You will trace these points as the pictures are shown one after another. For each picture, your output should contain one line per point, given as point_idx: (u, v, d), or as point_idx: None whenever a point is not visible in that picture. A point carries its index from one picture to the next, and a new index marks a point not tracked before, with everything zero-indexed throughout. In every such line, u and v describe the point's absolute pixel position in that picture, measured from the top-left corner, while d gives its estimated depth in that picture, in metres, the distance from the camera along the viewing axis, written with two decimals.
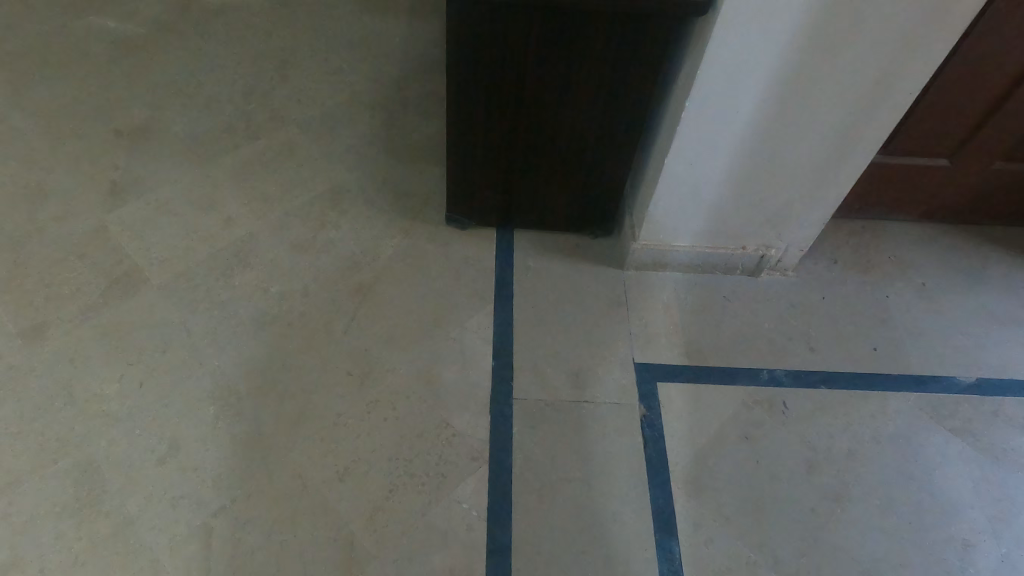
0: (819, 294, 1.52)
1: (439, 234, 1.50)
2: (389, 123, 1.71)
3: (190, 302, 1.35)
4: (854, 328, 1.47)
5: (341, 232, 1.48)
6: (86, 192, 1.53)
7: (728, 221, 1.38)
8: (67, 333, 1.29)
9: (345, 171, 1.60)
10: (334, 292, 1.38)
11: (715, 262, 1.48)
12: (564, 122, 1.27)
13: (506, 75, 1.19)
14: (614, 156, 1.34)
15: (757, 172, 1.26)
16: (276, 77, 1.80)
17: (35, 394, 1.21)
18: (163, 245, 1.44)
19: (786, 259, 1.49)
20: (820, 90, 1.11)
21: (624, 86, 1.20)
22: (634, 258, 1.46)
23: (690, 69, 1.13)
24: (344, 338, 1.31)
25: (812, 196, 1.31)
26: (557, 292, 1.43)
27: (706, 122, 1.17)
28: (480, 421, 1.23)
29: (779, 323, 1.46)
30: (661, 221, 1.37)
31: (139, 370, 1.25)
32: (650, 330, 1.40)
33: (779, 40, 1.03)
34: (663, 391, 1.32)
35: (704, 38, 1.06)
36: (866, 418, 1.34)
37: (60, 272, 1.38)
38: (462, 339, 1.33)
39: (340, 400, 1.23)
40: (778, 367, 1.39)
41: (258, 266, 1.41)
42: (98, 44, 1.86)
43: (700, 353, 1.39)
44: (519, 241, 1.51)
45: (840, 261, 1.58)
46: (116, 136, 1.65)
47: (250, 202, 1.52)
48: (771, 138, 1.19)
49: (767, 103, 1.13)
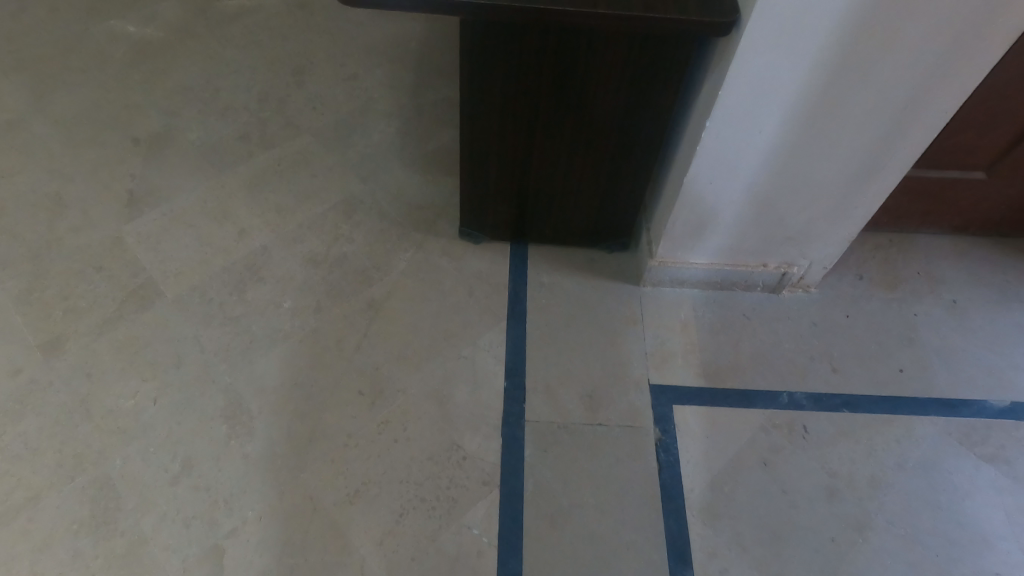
0: (843, 312, 1.47)
1: (452, 248, 1.48)
2: (403, 131, 1.69)
3: (204, 316, 1.35)
4: (879, 347, 1.42)
5: (354, 245, 1.47)
6: (103, 202, 1.54)
7: (749, 239, 1.34)
8: (85, 346, 1.31)
9: (358, 181, 1.58)
10: (346, 307, 1.37)
11: (735, 279, 1.44)
12: (581, 137, 1.24)
13: (520, 92, 1.16)
14: (632, 171, 1.30)
15: (782, 190, 1.22)
16: (292, 84, 1.80)
17: (54, 408, 1.23)
18: (178, 257, 1.44)
19: (809, 276, 1.44)
20: (849, 108, 1.06)
21: (642, 102, 1.16)
22: (651, 275, 1.43)
23: (711, 87, 1.08)
24: (356, 355, 1.31)
25: (837, 214, 1.26)
26: (572, 309, 1.41)
27: (727, 143, 1.13)
28: (492, 443, 1.22)
29: (801, 343, 1.41)
30: (679, 239, 1.34)
31: (154, 385, 1.26)
32: (667, 349, 1.37)
33: (807, 58, 0.98)
34: (678, 414, 1.29)
35: (726, 57, 1.01)
36: (890, 444, 1.29)
37: (78, 284, 1.39)
38: (474, 358, 1.32)
39: (351, 419, 1.23)
40: (799, 390, 1.35)
41: (271, 280, 1.40)
42: (117, 50, 1.87)
43: (718, 375, 1.35)
44: (533, 256, 1.48)
45: (866, 276, 1.53)
46: (133, 144, 1.66)
47: (264, 213, 1.52)
48: (796, 156, 1.15)
49: (792, 122, 1.09)
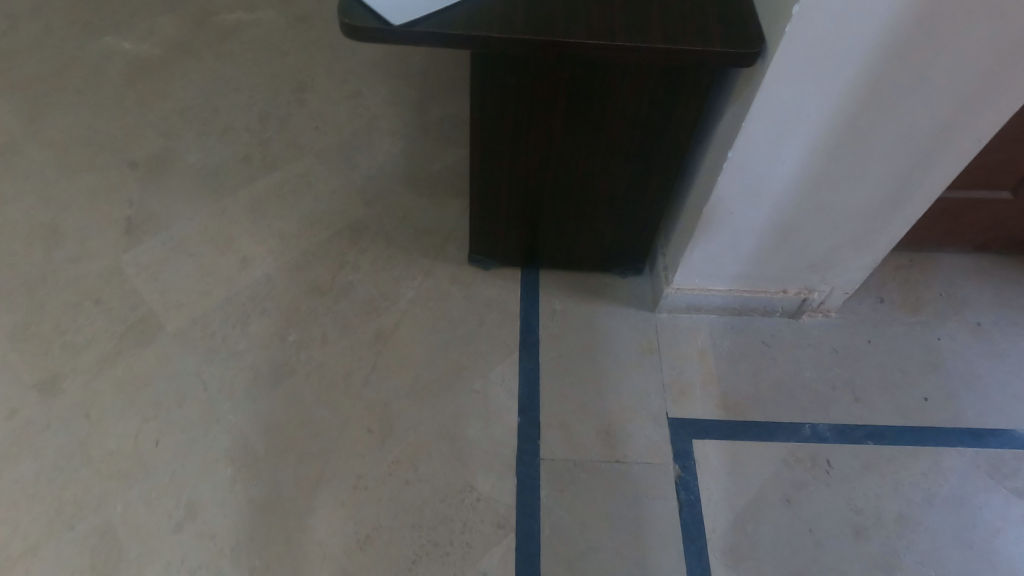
0: (864, 338, 1.42)
1: (461, 274, 1.43)
2: (409, 151, 1.64)
3: (207, 350, 1.31)
4: (902, 374, 1.38)
5: (360, 273, 1.42)
6: (101, 230, 1.49)
7: (769, 266, 1.29)
8: (84, 384, 1.26)
9: (363, 205, 1.54)
10: (352, 339, 1.33)
11: (753, 305, 1.39)
12: (595, 163, 1.19)
13: (533, 120, 1.11)
14: (647, 197, 1.26)
15: (805, 219, 1.17)
16: (293, 102, 1.75)
17: (52, 451, 1.19)
18: (179, 288, 1.39)
19: (830, 301, 1.39)
20: (878, 137, 1.01)
21: (659, 129, 1.12)
22: (668, 302, 1.38)
23: (733, 115, 1.03)
24: (364, 390, 1.26)
25: (861, 241, 1.21)
26: (586, 338, 1.36)
27: (749, 172, 1.08)
28: (506, 483, 1.18)
29: (822, 371, 1.37)
30: (697, 266, 1.29)
31: (156, 425, 1.22)
32: (684, 380, 1.33)
33: (836, 87, 0.93)
34: (698, 450, 1.25)
35: (751, 85, 0.96)
36: (917, 477, 1.25)
37: (75, 318, 1.35)
38: (487, 392, 1.27)
39: (359, 459, 1.19)
40: (822, 421, 1.31)
41: (275, 311, 1.36)
42: (113, 69, 1.82)
43: (738, 406, 1.31)
44: (545, 282, 1.44)
45: (887, 299, 1.48)
46: (130, 168, 1.61)
47: (267, 240, 1.47)
48: (820, 185, 1.10)
49: (818, 151, 1.04)
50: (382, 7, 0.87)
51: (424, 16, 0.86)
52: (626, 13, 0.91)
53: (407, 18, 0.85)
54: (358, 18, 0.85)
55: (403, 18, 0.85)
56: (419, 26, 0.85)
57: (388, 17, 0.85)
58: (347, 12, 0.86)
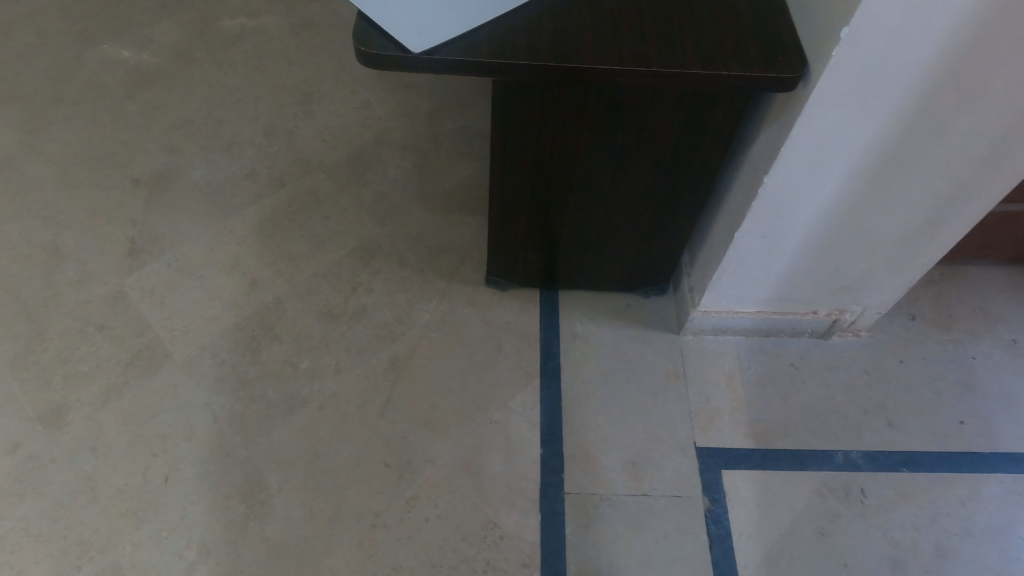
0: (897, 358, 1.36)
1: (478, 296, 1.38)
2: (421, 165, 1.59)
3: (216, 379, 1.26)
4: (936, 397, 1.32)
5: (373, 296, 1.37)
6: (104, 251, 1.44)
7: (800, 288, 1.24)
8: (89, 417, 1.22)
9: (375, 223, 1.49)
10: (367, 366, 1.28)
11: (782, 326, 1.34)
12: (620, 186, 1.14)
13: (556, 144, 1.06)
14: (674, 218, 1.20)
15: (840, 243, 1.11)
16: (300, 113, 1.70)
17: (57, 488, 1.14)
18: (186, 313, 1.35)
19: (861, 321, 1.33)
20: (923, 162, 0.95)
21: (689, 151, 1.06)
22: (693, 325, 1.33)
23: (770, 138, 0.97)
24: (380, 422, 1.22)
25: (898, 263, 1.15)
26: (608, 363, 1.31)
27: (784, 199, 1.03)
28: (530, 519, 1.14)
29: (853, 395, 1.31)
30: (725, 289, 1.24)
31: (165, 461, 1.17)
32: (711, 407, 1.28)
33: (884, 112, 0.87)
34: (727, 480, 1.20)
35: (791, 110, 0.90)
36: (955, 506, 1.20)
37: (78, 346, 1.30)
38: (507, 423, 1.23)
39: (376, 496, 1.14)
40: (855, 448, 1.26)
41: (286, 337, 1.31)
42: (113, 79, 1.77)
43: (767, 434, 1.26)
44: (565, 303, 1.39)
45: (918, 316, 1.42)
46: (133, 185, 1.56)
47: (276, 261, 1.42)
48: (858, 210, 1.04)
49: (859, 176, 0.98)
50: (401, 31, 0.81)
51: (447, 41, 0.81)
52: (659, 34, 0.85)
53: (428, 44, 0.80)
54: (375, 45, 0.80)
55: (423, 44, 0.80)
56: (440, 53, 0.80)
57: (408, 43, 0.80)
58: (364, 38, 0.81)
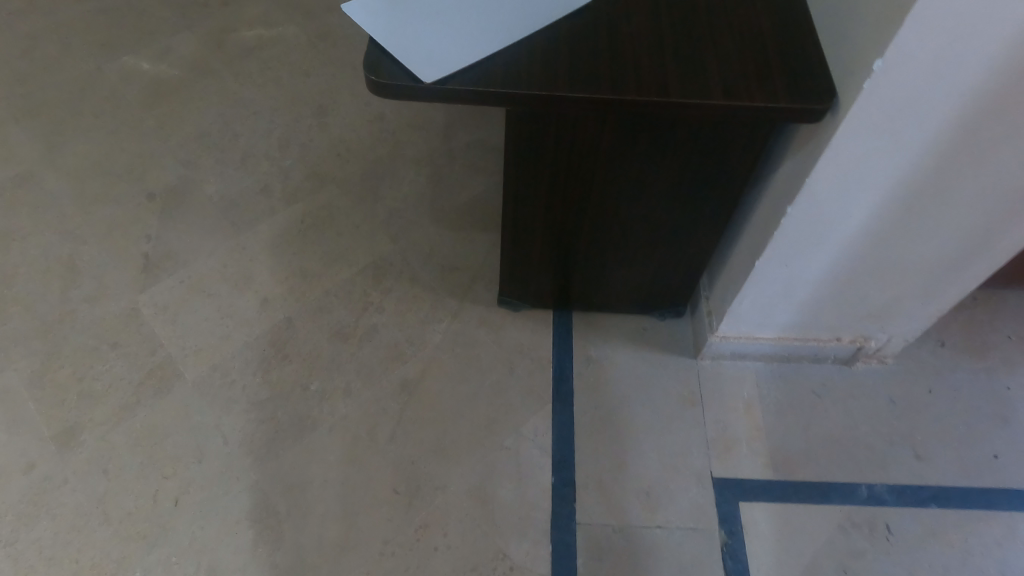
0: (925, 386, 1.31)
1: (490, 317, 1.36)
2: (435, 180, 1.57)
3: (227, 400, 1.25)
4: (968, 428, 1.26)
5: (385, 315, 1.36)
6: (119, 267, 1.45)
7: (823, 316, 1.19)
8: (102, 437, 1.22)
9: (387, 240, 1.47)
10: (377, 389, 1.26)
11: (803, 352, 1.29)
12: (636, 210, 1.11)
13: (571, 169, 1.03)
14: (692, 242, 1.16)
15: (866, 272, 1.07)
16: (315, 126, 1.69)
17: (70, 510, 1.15)
18: (198, 332, 1.34)
19: (887, 348, 1.28)
20: (957, 194, 0.90)
21: (709, 177, 1.02)
22: (711, 350, 1.29)
23: (796, 166, 0.93)
24: (390, 447, 1.20)
25: (927, 293, 1.10)
26: (623, 388, 1.28)
27: (808, 228, 0.99)
28: (541, 550, 1.11)
29: (878, 425, 1.27)
30: (745, 315, 1.20)
31: (175, 483, 1.17)
32: (729, 436, 1.24)
33: (917, 143, 0.83)
34: (745, 513, 1.17)
35: (818, 140, 0.86)
36: (987, 546, 1.15)
37: (93, 364, 1.31)
38: (519, 449, 1.20)
39: (385, 524, 1.13)
40: (879, 482, 1.21)
41: (297, 357, 1.30)
42: (131, 92, 1.78)
43: (788, 465, 1.22)
44: (579, 325, 1.36)
45: (948, 342, 1.36)
46: (148, 200, 1.56)
47: (287, 279, 1.41)
48: (885, 240, 1.00)
49: (888, 206, 0.94)
50: (413, 59, 0.79)
51: (460, 70, 0.79)
52: (680, 62, 0.81)
53: (440, 74, 0.78)
54: (386, 75, 0.78)
55: (436, 74, 0.78)
56: (453, 82, 0.78)
57: (419, 72, 0.78)
58: (374, 67, 0.78)
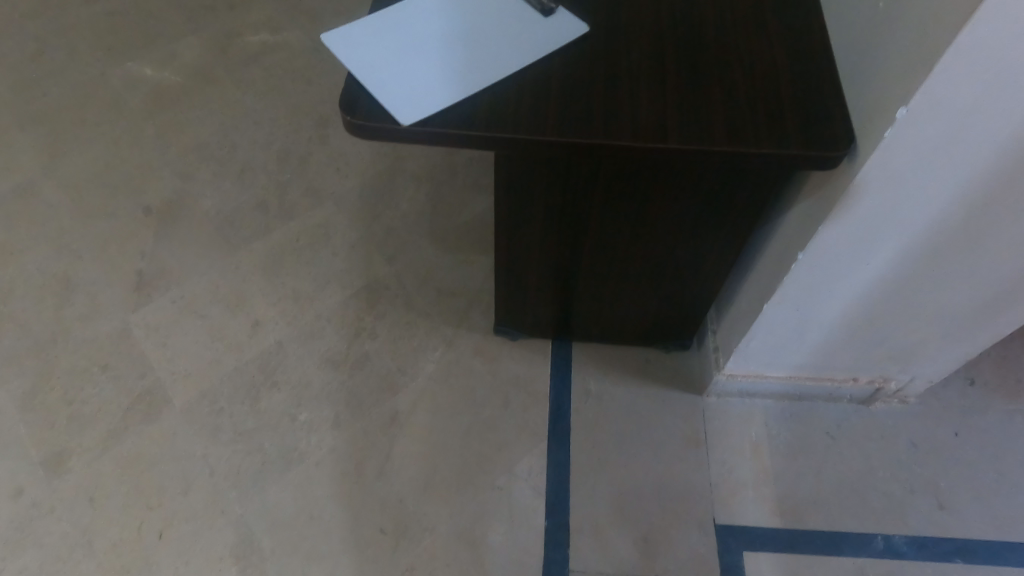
0: (950, 429, 1.22)
1: (487, 346, 1.31)
2: (435, 198, 1.52)
3: (215, 429, 1.23)
4: (998, 476, 1.17)
5: (377, 342, 1.31)
6: (112, 284, 1.42)
7: (839, 357, 1.12)
8: (88, 464, 1.20)
9: (383, 261, 1.42)
10: (367, 421, 1.22)
11: (817, 391, 1.22)
12: (638, 245, 1.04)
13: (568, 205, 0.97)
14: (699, 278, 1.09)
15: (885, 316, 0.99)
16: (315, 138, 1.64)
17: (55, 540, 1.13)
18: (189, 355, 1.32)
19: (909, 389, 1.20)
20: (990, 242, 0.82)
21: (717, 215, 0.95)
22: (718, 387, 1.22)
23: (810, 210, 0.86)
24: (377, 482, 1.16)
25: (953, 338, 1.02)
26: (623, 425, 1.22)
27: (822, 272, 0.92)
28: None
29: (897, 470, 1.19)
30: (754, 355, 1.13)
31: (160, 515, 1.15)
32: (735, 479, 1.18)
33: (945, 191, 0.75)
34: (750, 563, 1.10)
35: (835, 185, 0.79)
36: None
37: (83, 386, 1.29)
38: (511, 489, 1.16)
39: (371, 565, 1.09)
40: (898, 532, 1.13)
41: (287, 385, 1.27)
42: (132, 99, 1.75)
43: (797, 512, 1.15)
44: (578, 356, 1.30)
45: (978, 380, 1.27)
46: (144, 213, 1.54)
47: (280, 300, 1.38)
48: (907, 285, 0.92)
49: (912, 254, 0.86)
50: (392, 97, 0.73)
51: (442, 110, 0.73)
52: (682, 101, 0.74)
53: (420, 114, 0.72)
54: (363, 114, 0.72)
55: (415, 114, 0.72)
56: (433, 124, 0.72)
57: (398, 112, 0.72)
58: (351, 105, 0.73)
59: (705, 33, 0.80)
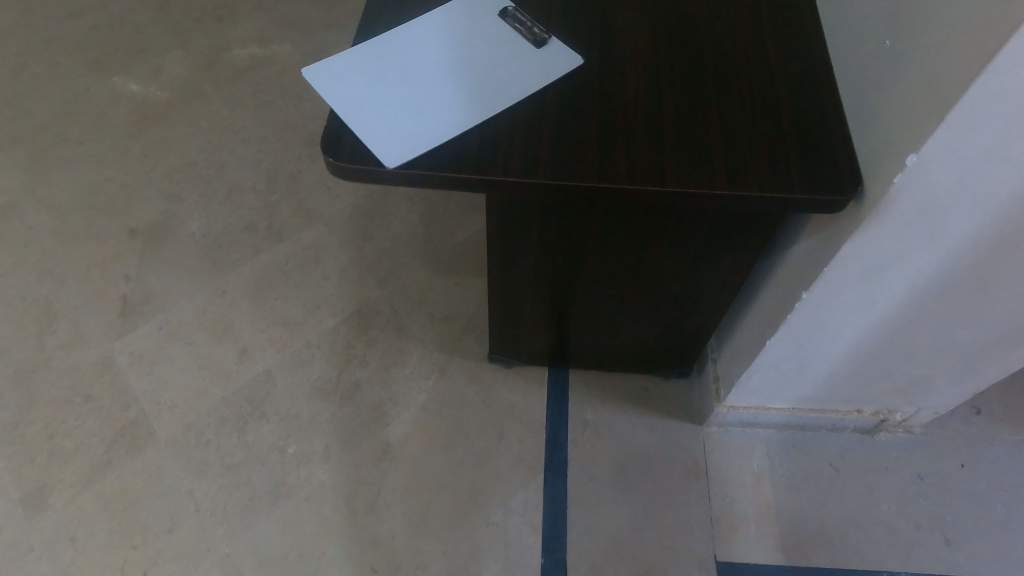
0: (957, 461, 1.19)
1: (481, 374, 1.27)
2: (427, 218, 1.48)
3: (201, 463, 1.19)
4: (1006, 510, 1.14)
5: (368, 370, 1.28)
6: (96, 310, 1.39)
7: (843, 391, 1.09)
8: (70, 500, 1.16)
9: (375, 285, 1.39)
10: (357, 454, 1.19)
11: (820, 423, 1.19)
12: (636, 277, 1.01)
13: (563, 238, 0.94)
14: (698, 308, 1.06)
15: (892, 352, 0.96)
16: (305, 157, 1.61)
17: None
18: (174, 385, 1.28)
19: (914, 420, 1.17)
20: (1002, 283, 0.79)
21: (717, 249, 0.92)
22: (718, 418, 1.19)
23: (815, 248, 0.83)
24: (368, 519, 1.13)
25: (962, 373, 0.99)
26: (620, 458, 1.19)
27: (827, 310, 0.89)
28: None
29: (904, 504, 1.15)
30: (756, 387, 1.10)
31: (144, 554, 1.11)
32: (736, 514, 1.14)
33: (956, 234, 0.72)
34: None
35: (841, 226, 0.76)
36: None
37: (65, 418, 1.25)
38: (506, 525, 1.12)
39: None
40: (904, 570, 1.09)
41: (275, 417, 1.23)
42: (118, 116, 1.71)
43: (800, 549, 1.11)
44: (575, 385, 1.27)
45: (984, 410, 1.24)
46: (130, 236, 1.50)
47: (269, 327, 1.34)
48: (915, 323, 0.89)
49: (921, 293, 0.83)
50: (377, 137, 0.70)
51: (429, 151, 0.69)
52: (682, 140, 0.71)
53: (406, 156, 0.68)
54: (347, 156, 0.69)
55: (401, 156, 0.68)
56: (420, 166, 0.68)
57: (383, 154, 0.69)
58: (334, 146, 0.69)
59: (705, 67, 0.77)
